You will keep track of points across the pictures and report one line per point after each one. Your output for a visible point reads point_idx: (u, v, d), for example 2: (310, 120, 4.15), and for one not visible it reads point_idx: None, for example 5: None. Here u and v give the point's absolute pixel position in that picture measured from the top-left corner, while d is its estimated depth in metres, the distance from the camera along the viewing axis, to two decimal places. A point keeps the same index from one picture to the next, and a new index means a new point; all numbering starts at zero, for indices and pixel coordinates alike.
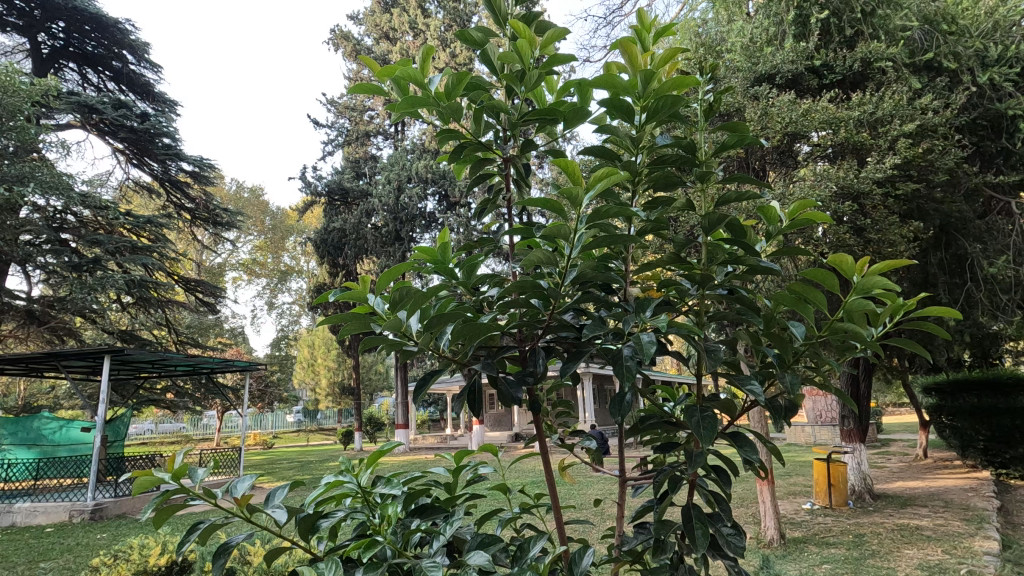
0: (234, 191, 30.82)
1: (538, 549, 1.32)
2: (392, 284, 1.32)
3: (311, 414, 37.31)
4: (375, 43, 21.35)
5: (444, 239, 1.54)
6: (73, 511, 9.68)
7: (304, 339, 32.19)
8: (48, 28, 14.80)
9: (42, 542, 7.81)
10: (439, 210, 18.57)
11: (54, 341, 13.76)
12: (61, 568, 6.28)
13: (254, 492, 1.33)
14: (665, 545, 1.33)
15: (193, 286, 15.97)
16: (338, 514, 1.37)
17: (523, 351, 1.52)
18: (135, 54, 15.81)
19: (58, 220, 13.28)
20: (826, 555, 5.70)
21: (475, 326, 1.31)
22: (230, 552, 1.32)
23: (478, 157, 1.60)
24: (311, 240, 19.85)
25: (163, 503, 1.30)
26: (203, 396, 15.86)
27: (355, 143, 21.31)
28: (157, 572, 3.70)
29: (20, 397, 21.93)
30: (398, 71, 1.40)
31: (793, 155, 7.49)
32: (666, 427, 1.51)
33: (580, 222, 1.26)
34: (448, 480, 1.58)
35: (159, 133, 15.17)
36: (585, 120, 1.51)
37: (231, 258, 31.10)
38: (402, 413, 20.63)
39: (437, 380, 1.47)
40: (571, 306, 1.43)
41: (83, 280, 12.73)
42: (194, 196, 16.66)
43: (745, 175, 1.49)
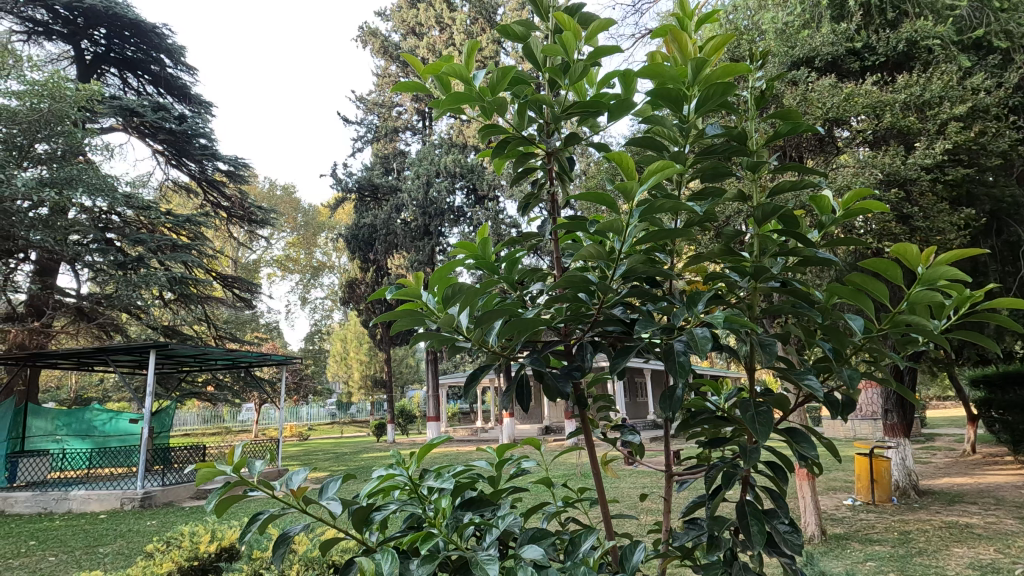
0: (268, 190, 31.52)
1: (588, 544, 1.33)
2: (445, 283, 1.33)
3: (344, 407, 38.06)
4: (403, 40, 21.50)
5: (485, 235, 1.54)
6: (125, 499, 10.13)
7: (338, 333, 32.83)
8: (91, 34, 15.37)
9: (97, 528, 8.20)
10: (467, 204, 18.64)
11: (103, 337, 14.33)
12: (117, 552, 6.58)
13: (309, 483, 1.36)
14: (719, 541, 1.30)
15: (231, 283, 16.43)
16: (390, 506, 1.39)
17: (568, 346, 1.52)
18: (172, 58, 16.34)
19: (104, 220, 13.79)
20: (869, 552, 5.56)
21: (522, 321, 1.32)
22: (289, 542, 1.36)
23: (520, 152, 1.60)
24: (342, 236, 20.17)
25: (224, 495, 1.34)
26: (242, 390, 16.36)
27: (384, 139, 21.50)
28: (207, 559, 3.84)
29: (73, 389, 23.05)
30: (444, 68, 1.40)
31: (833, 142, 7.26)
32: (716, 422, 1.49)
33: (631, 216, 1.26)
34: (492, 473, 1.60)
35: (196, 134, 15.72)
36: (628, 112, 1.49)
37: (266, 254, 31.89)
38: (433, 405, 20.86)
39: (484, 375, 1.48)
40: (619, 299, 1.41)
41: (129, 278, 13.34)
42: (230, 195, 17.12)
43: (798, 165, 1.43)
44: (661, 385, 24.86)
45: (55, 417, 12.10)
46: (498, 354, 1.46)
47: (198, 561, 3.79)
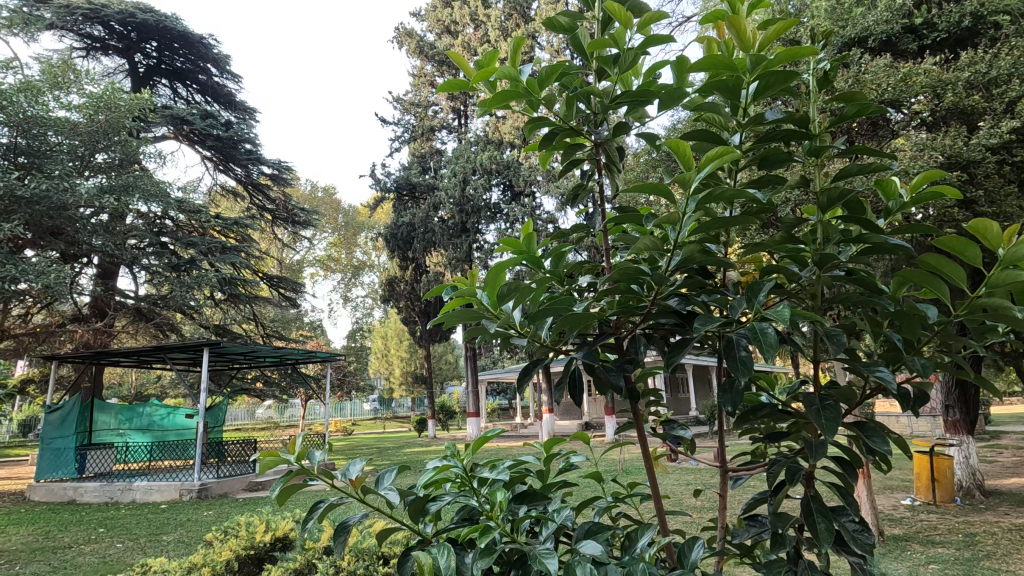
0: (310, 192, 32.42)
1: (646, 541, 1.30)
2: (499, 281, 1.33)
3: (386, 403, 38.84)
4: (438, 39, 21.69)
5: (532, 230, 1.53)
6: (183, 490, 10.63)
7: (379, 330, 33.53)
8: (144, 48, 16.11)
9: (158, 517, 8.63)
10: (504, 201, 18.58)
11: (160, 335, 15.04)
12: (178, 541, 6.89)
13: (366, 473, 1.38)
14: (784, 539, 1.26)
15: (277, 283, 16.97)
16: (447, 498, 1.40)
17: (620, 338, 1.50)
18: (218, 67, 17.00)
19: (159, 224, 14.45)
20: (932, 555, 5.30)
21: (575, 315, 1.30)
22: (349, 532, 1.38)
23: (567, 145, 1.59)
24: (381, 235, 20.55)
25: (286, 483, 1.38)
26: (289, 386, 16.89)
27: (420, 139, 21.72)
28: (263, 547, 3.98)
29: (133, 386, 24.37)
30: (494, 66, 1.39)
31: (888, 126, 6.94)
32: (778, 416, 1.43)
33: (688, 205, 1.22)
34: (541, 468, 1.61)
35: (242, 140, 16.35)
36: (679, 100, 1.45)
37: (309, 254, 32.84)
38: (473, 400, 20.98)
39: (536, 371, 1.47)
40: (674, 291, 1.37)
41: (182, 279, 14.03)
42: (274, 197, 17.67)
43: (862, 147, 1.36)
44: (704, 381, 24.32)
45: (118, 412, 12.59)
46: (550, 348, 1.46)
47: (255, 549, 3.94)
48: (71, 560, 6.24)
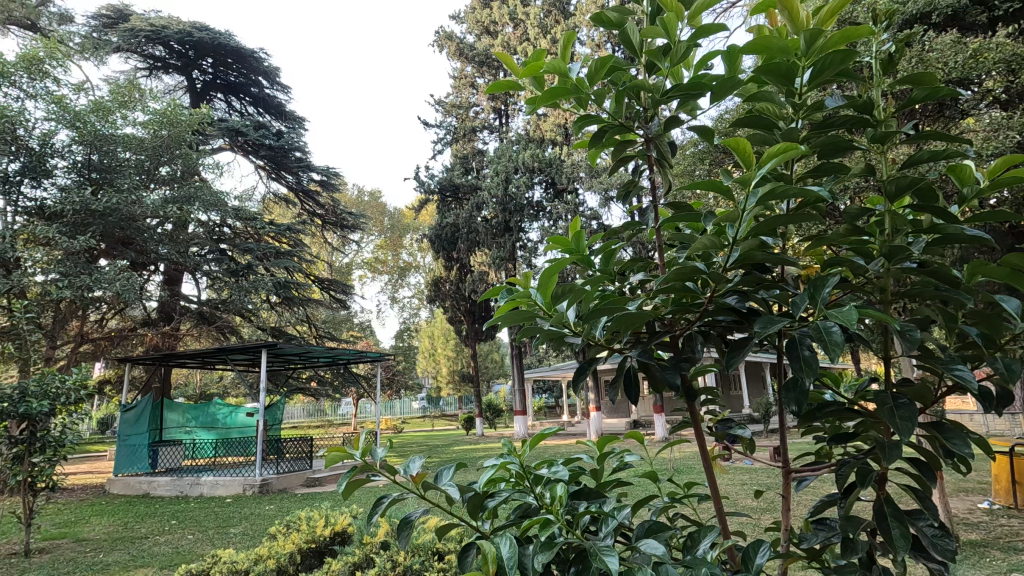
0: (357, 196, 33.31)
1: (707, 543, 1.28)
2: (552, 283, 1.36)
3: (434, 401, 39.58)
4: (478, 40, 21.83)
5: (582, 228, 1.54)
6: (246, 485, 11.15)
7: (426, 330, 34.16)
8: (200, 65, 16.94)
9: (225, 511, 9.08)
10: (547, 198, 18.46)
11: (221, 338, 15.84)
12: (243, 533, 7.23)
13: (426, 470, 1.42)
14: (854, 544, 1.21)
15: (328, 285, 17.54)
16: (504, 494, 1.41)
17: (675, 337, 1.48)
18: (269, 79, 17.72)
19: (218, 232, 15.19)
20: (1014, 563, 4.96)
21: (631, 315, 1.30)
22: (411, 527, 1.41)
23: (617, 141, 1.58)
24: (426, 236, 20.94)
25: (351, 479, 1.43)
26: (341, 386, 17.43)
27: (462, 140, 21.94)
28: (324, 540, 4.15)
29: (198, 386, 25.75)
30: (542, 64, 1.41)
31: (956, 106, 6.52)
32: (846, 414, 1.37)
33: (747, 200, 1.19)
34: (595, 466, 1.60)
35: (292, 148, 17.00)
36: (731, 91, 1.42)
37: (358, 257, 33.80)
38: (520, 398, 21.06)
39: (590, 370, 1.48)
40: (731, 288, 1.34)
41: (240, 284, 14.73)
42: (324, 203, 18.26)
43: (932, 132, 1.29)
44: (757, 378, 23.55)
45: (185, 410, 13.28)
46: (605, 346, 1.45)
47: (316, 542, 4.10)
48: (147, 549, 6.66)
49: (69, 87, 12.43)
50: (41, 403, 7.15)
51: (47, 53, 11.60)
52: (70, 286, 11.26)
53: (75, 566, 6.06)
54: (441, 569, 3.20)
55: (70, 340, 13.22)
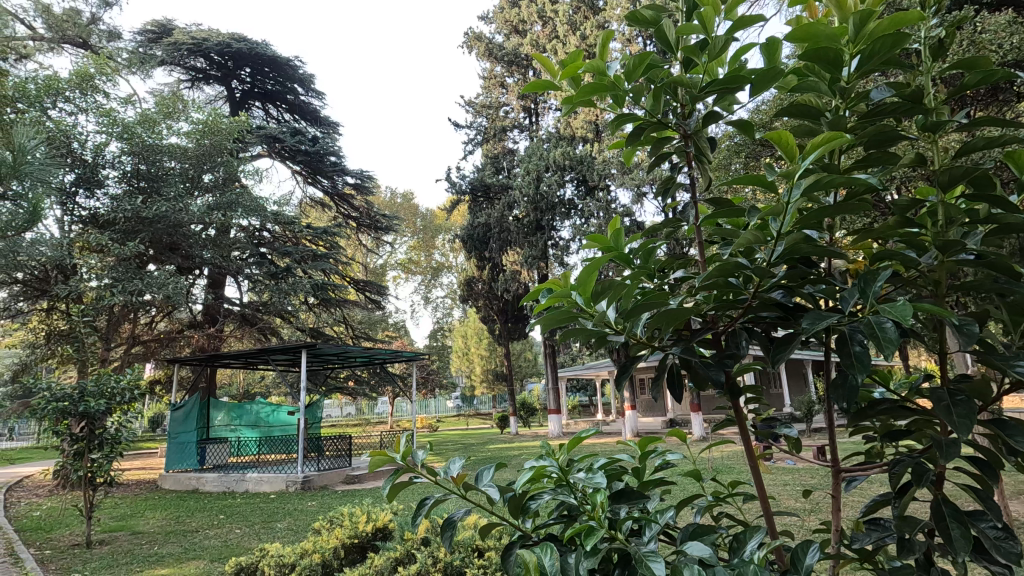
0: (390, 198, 33.81)
1: (755, 544, 1.26)
2: (592, 281, 1.37)
3: (468, 400, 39.87)
4: (507, 40, 21.89)
5: (619, 226, 1.54)
6: (289, 482, 11.48)
7: (459, 329, 34.46)
8: (239, 74, 17.49)
9: (269, 507, 9.35)
10: (578, 196, 18.15)
11: (263, 339, 16.34)
12: (288, 529, 7.44)
13: (466, 471, 1.45)
14: (911, 544, 1.18)
15: (363, 286, 17.89)
16: (545, 495, 1.42)
17: (718, 334, 1.46)
18: (304, 86, 18.18)
19: (258, 236, 15.66)
20: None
21: (671, 312, 1.29)
22: (454, 527, 1.43)
23: (656, 137, 1.57)
24: (458, 237, 21.14)
25: (394, 481, 1.47)
26: (377, 385, 17.73)
27: (493, 140, 22.06)
28: (366, 536, 4.23)
29: (242, 386, 26.61)
30: (578, 67, 1.42)
31: (1011, 89, 6.20)
32: (900, 411, 1.33)
33: (793, 194, 1.17)
34: (636, 465, 1.59)
35: (327, 153, 17.41)
36: (772, 84, 1.39)
37: (391, 258, 34.35)
38: (554, 397, 21.02)
39: (632, 368, 1.47)
40: (777, 283, 1.32)
41: (280, 286, 15.18)
42: (358, 206, 18.61)
43: (988, 118, 1.24)
44: (798, 376, 22.90)
45: (230, 410, 13.87)
46: (645, 344, 1.44)
47: (359, 538, 4.19)
48: (198, 543, 6.92)
49: (118, 100, 13.02)
50: (99, 402, 7.57)
51: (97, 68, 12.18)
52: (122, 290, 11.80)
53: (133, 558, 6.35)
54: (482, 566, 3.24)
55: (123, 342, 13.87)
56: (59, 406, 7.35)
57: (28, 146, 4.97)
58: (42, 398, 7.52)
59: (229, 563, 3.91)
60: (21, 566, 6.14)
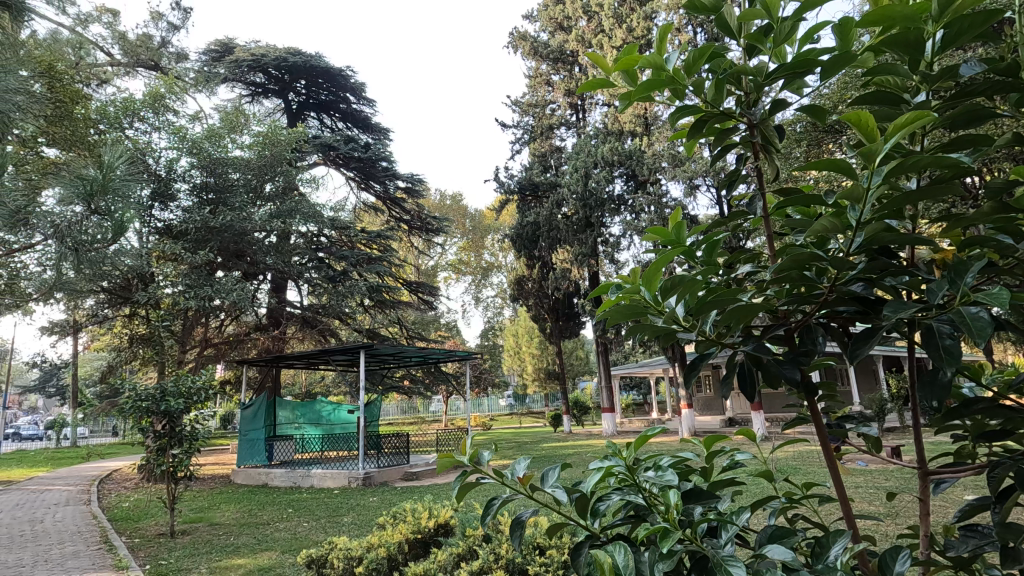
0: (440, 200, 34.39)
1: (839, 549, 1.20)
2: (658, 277, 1.34)
3: (521, 398, 40.03)
4: (552, 37, 21.75)
5: (680, 220, 1.51)
6: (351, 478, 11.90)
7: (510, 328, 34.65)
8: (295, 87, 18.20)
9: (335, 501, 9.73)
10: (628, 191, 17.87)
11: (322, 340, 16.96)
12: (354, 523, 7.70)
13: (533, 471, 1.46)
14: (1017, 554, 1.10)
15: (416, 288, 18.28)
16: (613, 495, 1.41)
17: (791, 331, 1.40)
18: (355, 95, 18.80)
19: (316, 242, 16.29)
20: None
21: (741, 309, 1.25)
22: (523, 526, 1.44)
23: (719, 128, 1.53)
24: (508, 236, 21.28)
25: (463, 481, 1.50)
26: (432, 384, 18.06)
27: (540, 138, 22.01)
28: (428, 531, 4.33)
29: (304, 386, 27.76)
30: (636, 58, 1.39)
31: None
32: (999, 409, 1.23)
33: (875, 180, 1.11)
34: (703, 465, 1.55)
35: (379, 158, 17.88)
36: (847, 66, 1.32)
37: (442, 259, 34.98)
38: (608, 395, 20.79)
39: (701, 365, 1.43)
40: (857, 275, 1.25)
41: (337, 289, 15.79)
42: (409, 209, 19.04)
43: None
44: (868, 372, 21.69)
45: (294, 408, 14.52)
46: (715, 342, 1.41)
47: (421, 533, 4.29)
48: (270, 535, 7.28)
49: (186, 118, 13.85)
50: (178, 401, 8.09)
51: (167, 88, 12.97)
52: (194, 296, 12.58)
53: (212, 547, 6.77)
54: (544, 564, 3.25)
55: (197, 344, 14.75)
56: (143, 405, 7.89)
57: (112, 164, 5.36)
58: (128, 397, 8.10)
59: (300, 554, 4.10)
60: (114, 553, 6.65)
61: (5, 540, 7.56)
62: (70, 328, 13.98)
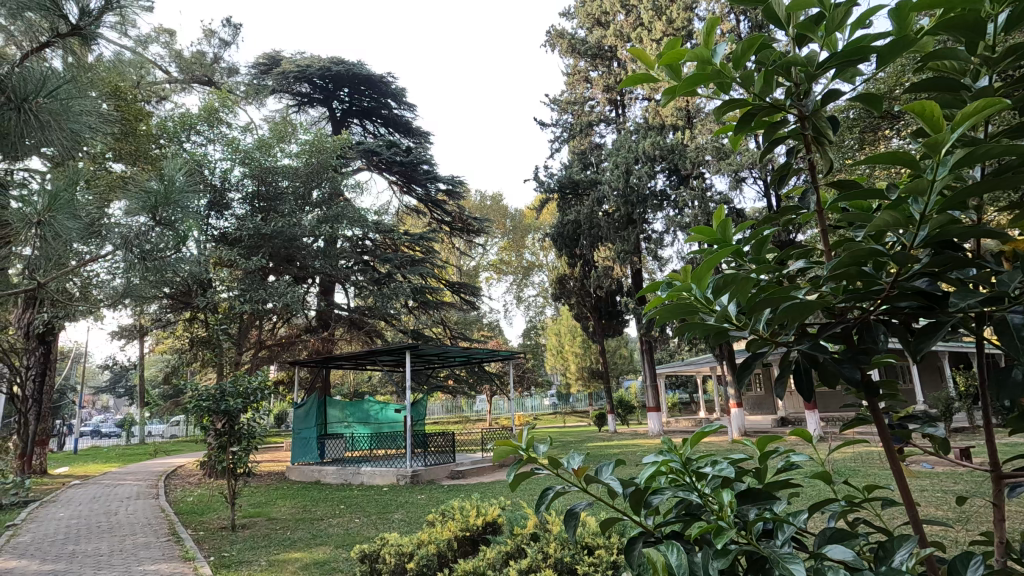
0: (480, 201, 34.62)
1: (904, 554, 1.16)
2: (709, 273, 1.33)
3: (564, 398, 39.86)
4: (590, 33, 21.54)
5: (727, 217, 1.49)
6: (400, 476, 12.13)
7: (552, 327, 34.56)
8: (339, 95, 18.71)
9: (385, 499, 9.98)
10: (671, 186, 17.52)
11: (369, 341, 17.37)
12: (405, 520, 7.86)
13: (587, 465, 1.47)
14: None
15: (459, 288, 18.47)
16: (666, 492, 1.40)
17: (850, 328, 1.36)
18: (396, 100, 19.18)
19: (361, 245, 16.69)
20: None
21: (797, 306, 1.23)
22: (577, 519, 1.45)
23: (768, 122, 1.49)
24: (548, 235, 21.24)
25: (518, 471, 1.52)
26: (476, 384, 18.22)
27: (579, 135, 21.89)
28: (476, 529, 4.38)
29: (352, 386, 28.55)
30: (682, 53, 1.36)
31: None
32: None
33: (938, 172, 1.07)
34: (759, 465, 1.52)
35: (421, 162, 18.15)
36: (905, 52, 1.26)
37: (484, 259, 35.24)
38: (654, 395, 20.44)
39: (756, 362, 1.41)
40: (919, 270, 1.20)
41: (383, 292, 16.18)
42: (451, 211, 19.26)
43: None
44: (933, 370, 20.50)
45: (344, 407, 14.99)
46: (770, 340, 1.38)
47: (470, 530, 4.35)
48: (324, 530, 7.53)
49: (238, 129, 14.46)
50: (236, 402, 8.47)
51: (220, 102, 13.62)
52: (249, 300, 13.14)
53: (270, 542, 7.03)
54: (593, 565, 3.24)
55: (252, 346, 15.39)
56: (204, 405, 8.31)
57: (173, 176, 5.66)
58: (190, 397, 8.56)
59: (353, 549, 4.22)
60: (181, 545, 7.02)
61: (84, 531, 8.10)
62: (137, 332, 14.84)
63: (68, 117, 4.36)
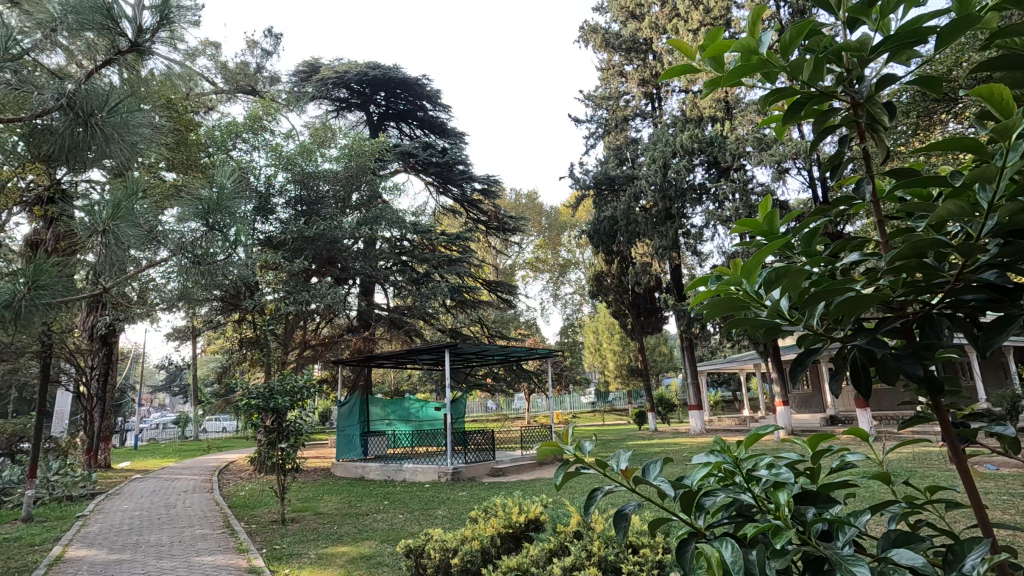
0: (515, 200, 34.64)
1: (976, 557, 1.11)
2: (760, 267, 1.30)
3: (603, 396, 39.53)
4: (624, 26, 21.24)
5: (775, 208, 1.45)
6: (441, 472, 12.29)
7: (590, 325, 34.32)
8: (376, 99, 19.09)
9: (428, 495, 10.17)
10: (710, 180, 17.16)
11: (408, 340, 17.65)
12: (447, 516, 7.98)
13: (634, 465, 1.46)
14: None
15: (496, 287, 18.57)
16: (718, 492, 1.37)
17: (910, 322, 1.31)
18: (431, 102, 19.44)
19: (399, 246, 16.98)
20: None
21: (854, 298, 1.19)
22: (626, 520, 1.43)
23: (818, 111, 1.44)
24: (585, 232, 21.09)
25: (563, 471, 1.52)
26: (514, 382, 18.29)
27: (615, 131, 21.67)
28: (519, 526, 4.40)
29: (393, 385, 29.08)
30: (727, 43, 1.33)
31: None
32: None
33: (1008, 156, 1.01)
34: (814, 464, 1.47)
35: (456, 162, 18.34)
36: (968, 32, 1.20)
37: (521, 257, 35.28)
38: (696, 393, 20.03)
39: (811, 358, 1.36)
40: (987, 260, 1.14)
41: (422, 291, 16.44)
42: (487, 210, 19.36)
43: None
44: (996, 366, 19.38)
45: (386, 405, 15.20)
46: (824, 335, 1.34)
47: (513, 527, 4.37)
48: (369, 525, 7.72)
49: (281, 136, 14.91)
50: (284, 399, 8.75)
51: (264, 110, 14.09)
52: (294, 301, 13.57)
53: (319, 535, 7.25)
54: (638, 563, 3.22)
55: (297, 346, 15.88)
56: (255, 403, 8.63)
57: (223, 182, 5.90)
58: (241, 396, 8.88)
59: (399, 544, 4.29)
60: (236, 537, 7.32)
61: (146, 522, 8.54)
62: (190, 333, 15.53)
63: (128, 130, 4.59)
